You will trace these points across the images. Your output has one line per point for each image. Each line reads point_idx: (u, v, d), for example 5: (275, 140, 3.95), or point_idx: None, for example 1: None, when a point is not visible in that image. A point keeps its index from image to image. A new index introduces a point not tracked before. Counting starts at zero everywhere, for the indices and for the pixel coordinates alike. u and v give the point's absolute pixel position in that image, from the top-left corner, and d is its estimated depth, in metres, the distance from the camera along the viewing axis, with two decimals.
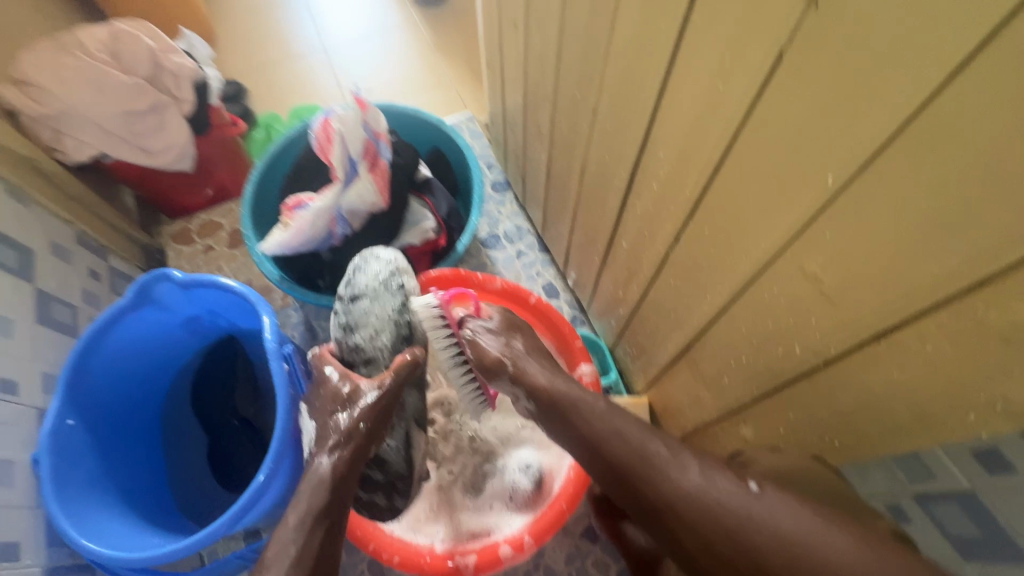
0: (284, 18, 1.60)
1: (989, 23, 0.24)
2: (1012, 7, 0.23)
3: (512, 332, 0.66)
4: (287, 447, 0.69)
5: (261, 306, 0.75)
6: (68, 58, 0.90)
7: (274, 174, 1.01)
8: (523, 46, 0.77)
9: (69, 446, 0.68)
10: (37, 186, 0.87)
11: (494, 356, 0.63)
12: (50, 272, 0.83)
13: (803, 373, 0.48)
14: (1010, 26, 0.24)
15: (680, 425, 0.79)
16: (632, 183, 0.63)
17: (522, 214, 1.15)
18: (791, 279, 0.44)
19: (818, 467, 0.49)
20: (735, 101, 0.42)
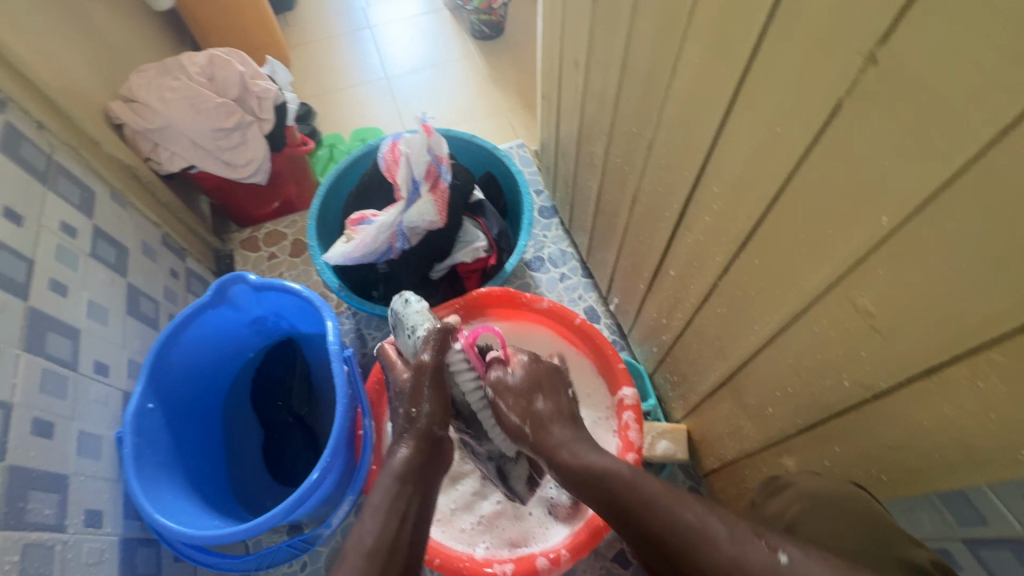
0: (353, 48, 1.72)
1: None
2: None
3: (533, 392, 0.69)
4: (341, 446, 0.73)
5: (324, 310, 0.81)
6: (171, 80, 1.01)
7: (339, 190, 1.09)
8: (582, 83, 0.82)
9: (148, 427, 0.74)
10: (135, 191, 0.97)
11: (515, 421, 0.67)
12: (139, 269, 0.92)
13: (850, 405, 0.49)
14: None
15: (719, 454, 0.80)
16: (683, 215, 0.66)
17: (567, 239, 1.19)
18: (841, 313, 0.46)
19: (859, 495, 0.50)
20: (792, 143, 0.45)
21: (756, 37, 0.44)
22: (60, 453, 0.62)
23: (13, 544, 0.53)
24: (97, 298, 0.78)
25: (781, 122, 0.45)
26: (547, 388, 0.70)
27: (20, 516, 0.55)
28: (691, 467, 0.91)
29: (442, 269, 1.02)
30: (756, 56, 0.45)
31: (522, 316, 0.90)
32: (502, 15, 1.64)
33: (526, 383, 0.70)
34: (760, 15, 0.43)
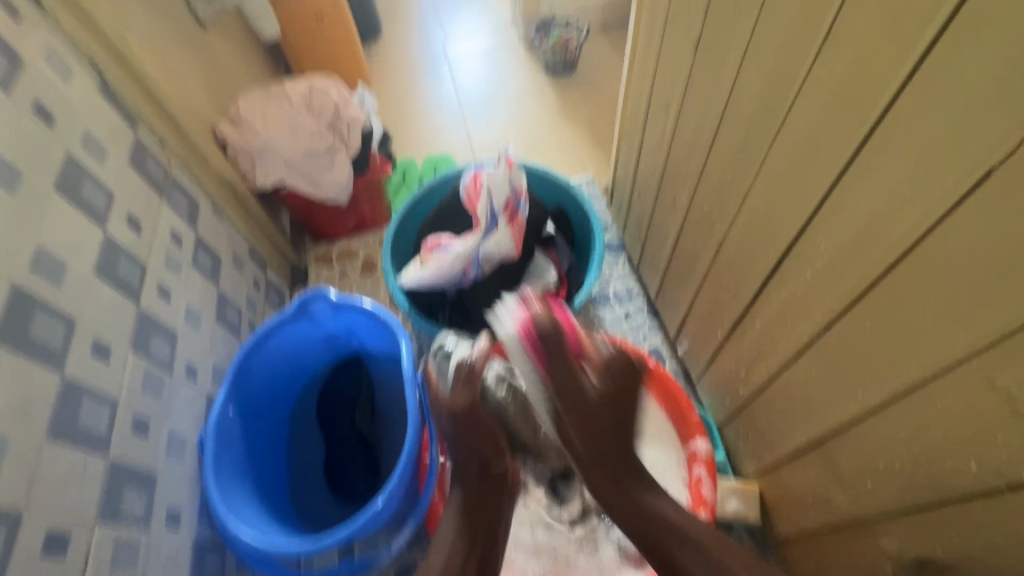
0: (430, 79, 1.80)
1: None
2: None
3: (614, 402, 0.66)
4: (405, 475, 0.73)
5: (400, 333, 0.83)
6: (274, 106, 1.09)
7: (414, 214, 1.12)
8: (671, 127, 0.82)
9: (228, 433, 0.77)
10: (232, 205, 1.04)
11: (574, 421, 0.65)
12: (229, 278, 0.98)
13: (977, 494, 0.46)
14: None
15: (797, 521, 0.75)
16: (779, 267, 0.64)
17: (634, 277, 1.18)
18: (975, 391, 0.43)
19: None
20: (925, 209, 0.43)
21: (889, 98, 0.43)
22: (151, 451, 0.66)
23: (107, 538, 0.56)
24: (194, 305, 0.83)
25: (912, 185, 0.43)
26: (618, 392, 0.67)
27: (116, 511, 0.58)
28: (760, 532, 0.86)
29: None
30: (887, 117, 0.44)
31: None
32: (577, 52, 1.68)
33: (601, 404, 0.66)
34: (897, 77, 0.42)
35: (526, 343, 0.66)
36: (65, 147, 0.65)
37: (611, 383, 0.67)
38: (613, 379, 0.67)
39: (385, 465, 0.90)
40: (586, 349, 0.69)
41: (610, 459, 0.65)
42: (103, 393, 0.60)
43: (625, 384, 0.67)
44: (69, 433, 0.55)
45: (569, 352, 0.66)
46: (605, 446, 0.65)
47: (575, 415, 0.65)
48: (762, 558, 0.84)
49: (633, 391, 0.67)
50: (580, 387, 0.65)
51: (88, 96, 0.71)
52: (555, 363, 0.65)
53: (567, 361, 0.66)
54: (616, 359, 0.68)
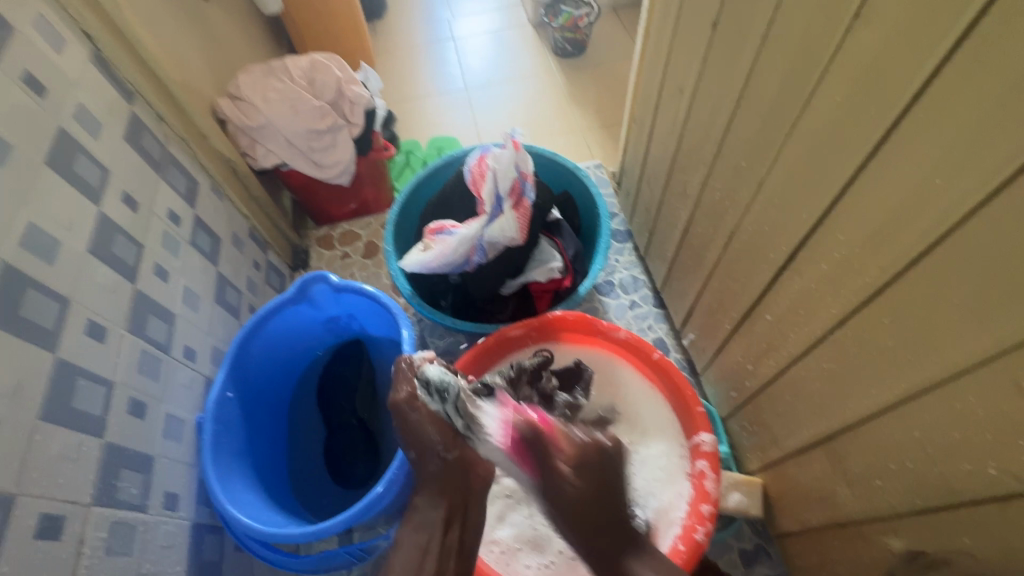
0: (435, 58, 1.76)
1: None
2: None
3: (562, 476, 0.57)
4: (404, 464, 0.72)
5: (401, 317, 0.81)
6: (275, 82, 1.06)
7: (418, 196, 1.10)
8: (684, 112, 0.80)
9: (226, 416, 0.76)
10: (231, 184, 1.02)
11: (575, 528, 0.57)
12: (228, 258, 0.96)
13: (993, 496, 0.44)
14: None
15: (800, 517, 0.74)
16: (794, 258, 0.62)
17: (639, 266, 1.16)
18: (999, 392, 0.41)
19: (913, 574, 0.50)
20: (954, 201, 0.40)
21: (920, 82, 0.40)
22: (148, 433, 0.65)
23: (103, 521, 0.55)
24: (192, 285, 0.82)
25: (942, 174, 0.41)
26: (609, 484, 0.58)
27: (111, 494, 0.57)
28: (760, 524, 0.86)
29: (515, 285, 1.00)
30: (918, 102, 0.41)
31: (594, 343, 0.87)
32: (587, 33, 1.64)
33: (575, 496, 0.57)
34: (931, 60, 0.39)
35: (511, 453, 0.62)
36: (57, 121, 0.62)
37: (588, 476, 0.58)
38: (590, 471, 0.58)
39: (384, 451, 0.89)
40: (561, 431, 0.62)
41: (586, 528, 0.57)
42: (97, 374, 0.59)
43: (603, 483, 0.58)
44: (63, 414, 0.53)
45: (548, 445, 0.59)
46: (594, 535, 0.57)
47: (562, 516, 0.58)
48: (762, 550, 0.85)
49: (612, 475, 0.59)
50: (559, 490, 0.57)
51: (82, 67, 0.69)
52: (538, 473, 0.59)
53: (546, 454, 0.59)
54: (592, 447, 0.59)
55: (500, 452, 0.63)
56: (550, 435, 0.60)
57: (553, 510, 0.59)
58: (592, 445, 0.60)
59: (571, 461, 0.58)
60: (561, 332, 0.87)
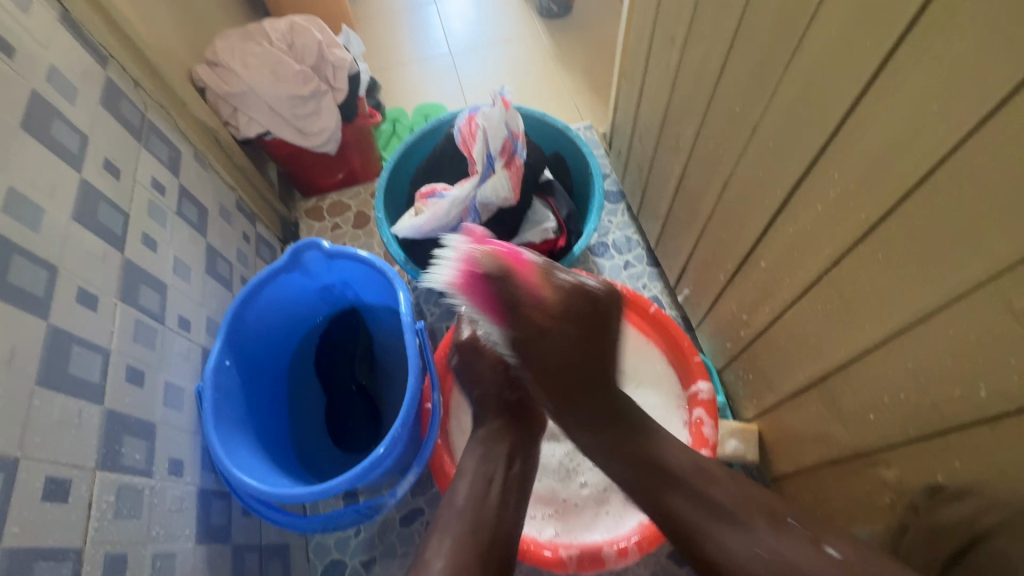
0: (418, 22, 1.71)
1: None
2: None
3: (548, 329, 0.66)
4: (407, 423, 0.73)
5: (396, 280, 0.81)
6: (254, 46, 1.02)
7: (407, 162, 1.08)
8: (676, 61, 0.78)
9: (225, 384, 0.76)
10: (214, 154, 0.99)
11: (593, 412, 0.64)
12: (217, 230, 0.94)
13: (983, 418, 0.45)
14: None
15: (795, 459, 0.77)
16: (788, 203, 0.62)
17: (633, 226, 1.16)
18: (990, 316, 0.42)
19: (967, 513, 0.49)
20: (948, 126, 0.40)
21: (916, 7, 0.40)
22: (148, 401, 0.65)
23: (109, 485, 0.56)
24: (182, 256, 0.81)
25: (938, 99, 0.40)
26: (580, 327, 0.66)
27: (115, 459, 0.57)
28: (756, 470, 0.89)
29: None
30: (913, 27, 0.41)
31: None
32: None
33: (559, 329, 0.66)
34: None
35: (469, 295, 0.65)
36: (28, 83, 0.60)
37: (570, 323, 0.66)
38: (574, 312, 0.67)
39: (386, 414, 0.90)
40: (541, 275, 0.67)
41: (569, 376, 0.66)
42: (92, 342, 0.58)
43: (585, 329, 0.66)
44: (60, 380, 0.53)
45: (519, 291, 0.65)
46: (575, 394, 0.65)
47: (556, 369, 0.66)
48: None
49: (602, 324, 0.68)
50: (534, 330, 0.65)
51: (49, 28, 0.66)
52: (506, 313, 0.65)
53: (519, 300, 0.65)
54: (578, 293, 0.67)
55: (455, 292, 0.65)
56: (524, 277, 0.65)
57: (538, 361, 0.66)
58: (581, 298, 0.67)
59: (551, 308, 0.66)
60: None
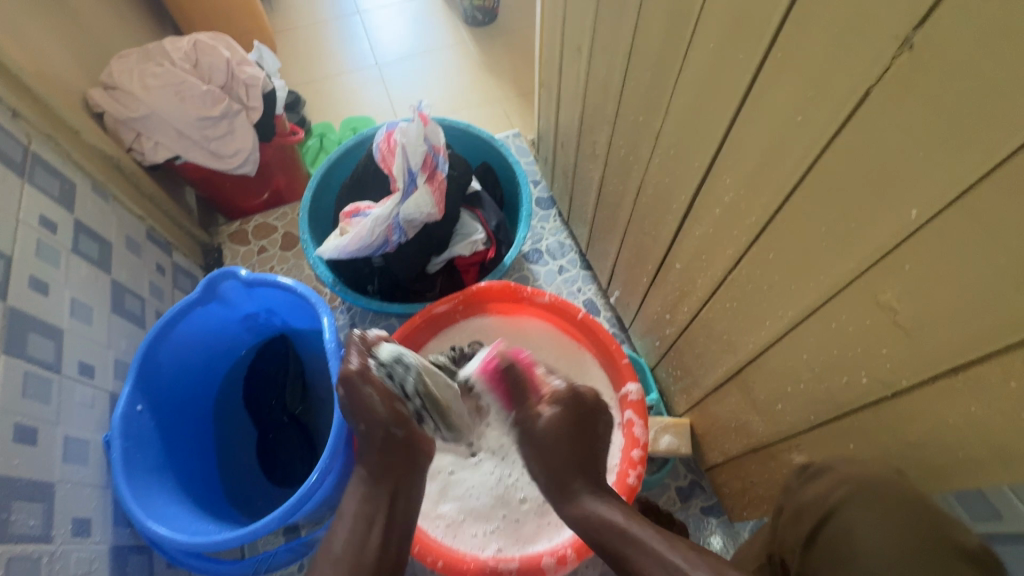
0: (342, 34, 1.67)
1: None
2: None
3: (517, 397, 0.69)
4: (341, 447, 0.72)
5: (320, 306, 0.78)
6: (154, 66, 0.97)
7: (331, 180, 1.05)
8: (585, 71, 0.79)
9: (137, 430, 0.72)
10: (116, 182, 0.93)
11: (543, 444, 0.62)
12: (124, 264, 0.89)
13: (868, 402, 0.49)
14: None
15: (723, 449, 0.80)
16: (693, 206, 0.64)
17: (565, 231, 1.17)
18: (863, 308, 0.45)
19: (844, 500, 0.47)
20: (815, 133, 0.43)
21: (778, 21, 0.42)
22: (44, 460, 0.60)
23: None
24: (80, 296, 0.75)
25: (804, 109, 0.43)
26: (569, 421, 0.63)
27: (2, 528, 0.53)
28: (692, 461, 0.92)
29: (440, 262, 0.99)
30: (778, 40, 0.43)
31: (522, 311, 0.88)
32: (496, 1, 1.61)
33: (554, 431, 0.63)
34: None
35: (490, 384, 0.74)
36: None
37: (564, 413, 0.64)
38: (569, 414, 0.64)
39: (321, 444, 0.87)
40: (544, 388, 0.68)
41: (552, 470, 0.61)
42: None
43: (578, 422, 0.63)
44: None
45: (529, 386, 0.69)
46: (567, 475, 0.60)
47: (534, 455, 0.63)
48: (695, 485, 0.91)
49: (589, 427, 0.64)
50: (533, 423, 0.64)
51: None
52: (517, 405, 0.69)
53: (526, 395, 0.68)
54: (569, 394, 0.65)
55: (480, 382, 0.75)
56: (531, 381, 0.69)
57: (525, 438, 0.64)
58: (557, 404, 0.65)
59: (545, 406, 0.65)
60: (487, 303, 0.87)
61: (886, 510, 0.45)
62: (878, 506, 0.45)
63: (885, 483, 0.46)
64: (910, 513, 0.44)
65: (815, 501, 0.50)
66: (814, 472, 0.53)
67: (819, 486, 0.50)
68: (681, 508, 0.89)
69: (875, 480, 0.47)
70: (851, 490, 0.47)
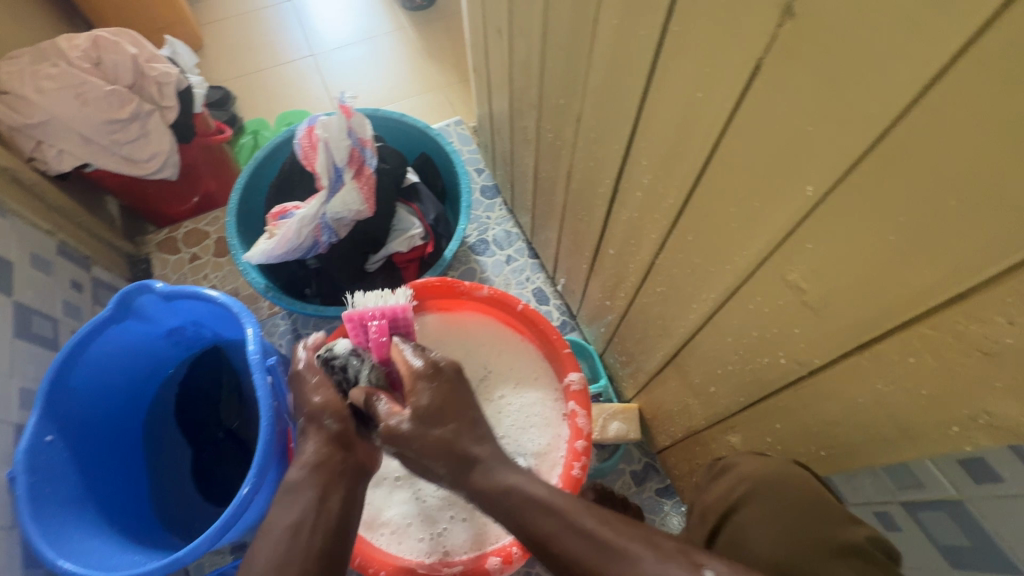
0: (272, 23, 1.59)
1: (955, 41, 0.24)
2: (975, 27, 0.23)
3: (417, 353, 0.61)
4: (270, 461, 0.67)
5: (244, 316, 0.74)
6: (48, 67, 0.88)
7: (259, 180, 0.99)
8: (508, 53, 0.76)
9: (47, 464, 0.67)
10: (15, 196, 0.86)
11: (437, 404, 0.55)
12: (29, 283, 0.82)
13: (789, 382, 0.48)
14: (975, 44, 0.24)
15: (670, 432, 0.79)
16: (617, 190, 0.62)
17: (511, 220, 1.15)
18: (775, 289, 0.43)
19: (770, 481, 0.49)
20: (715, 111, 0.41)
21: None
22: None
23: None
24: None
25: (702, 85, 0.41)
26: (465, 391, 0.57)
27: None
28: (645, 444, 0.92)
29: (378, 261, 0.95)
30: (673, 12, 0.41)
31: (462, 305, 0.86)
32: None
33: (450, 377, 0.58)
34: None
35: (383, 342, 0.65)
36: None
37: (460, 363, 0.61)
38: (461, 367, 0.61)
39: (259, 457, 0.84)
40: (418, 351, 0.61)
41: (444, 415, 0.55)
42: None
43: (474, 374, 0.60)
44: None
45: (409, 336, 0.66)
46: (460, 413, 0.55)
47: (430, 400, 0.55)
48: (649, 468, 0.91)
49: None
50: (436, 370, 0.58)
51: None
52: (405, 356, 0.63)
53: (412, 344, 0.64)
54: None
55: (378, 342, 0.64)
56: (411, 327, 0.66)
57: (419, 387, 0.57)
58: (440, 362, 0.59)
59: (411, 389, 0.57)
60: (424, 299, 0.84)
61: (781, 511, 0.48)
62: (771, 509, 0.48)
63: (786, 483, 0.49)
64: (797, 516, 0.47)
65: (717, 502, 0.52)
66: (720, 471, 0.55)
67: (722, 486, 0.53)
68: (636, 491, 0.89)
69: (774, 478, 0.49)
70: (752, 489, 0.50)
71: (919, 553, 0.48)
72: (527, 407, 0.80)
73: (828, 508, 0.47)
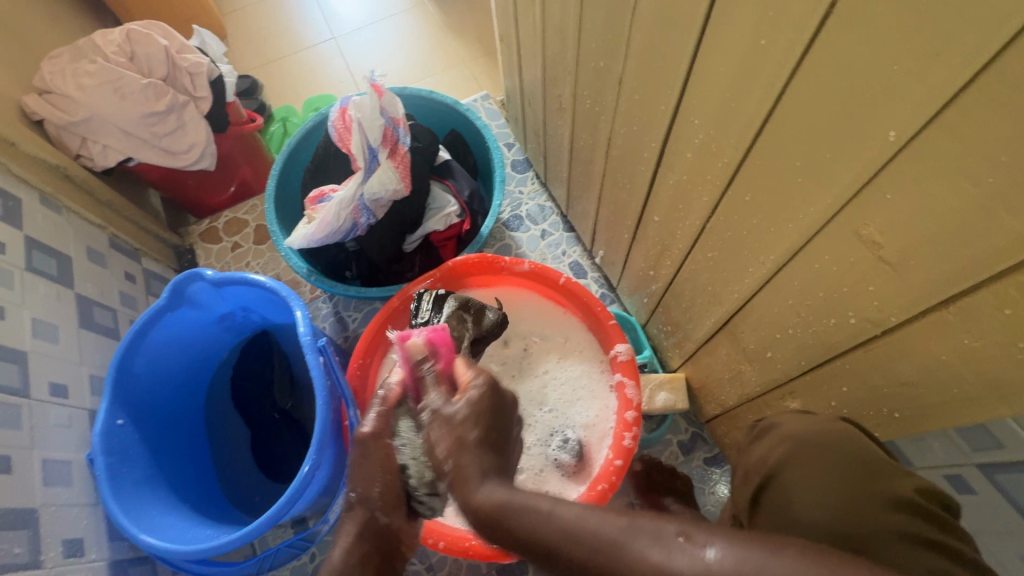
0: (292, 9, 1.58)
1: None
2: None
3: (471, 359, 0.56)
4: (328, 438, 0.69)
5: (293, 299, 0.75)
6: (85, 63, 0.90)
7: (294, 165, 1.00)
8: (540, 18, 0.73)
9: (121, 446, 0.71)
10: (67, 193, 0.89)
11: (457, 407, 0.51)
12: (87, 277, 0.86)
13: (859, 342, 0.46)
14: None
15: (720, 400, 0.78)
16: (663, 154, 0.60)
17: (544, 193, 1.13)
18: (846, 244, 0.41)
19: (828, 444, 0.48)
20: (778, 60, 0.39)
21: None
22: (23, 486, 0.61)
23: None
24: (42, 316, 0.73)
25: (762, 35, 0.39)
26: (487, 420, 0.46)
27: None
28: (692, 414, 0.91)
29: (416, 240, 0.96)
30: None
31: (503, 281, 0.86)
32: None
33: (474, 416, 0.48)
34: None
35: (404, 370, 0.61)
36: None
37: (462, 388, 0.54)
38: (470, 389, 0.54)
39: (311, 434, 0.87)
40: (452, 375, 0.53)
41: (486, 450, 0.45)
42: None
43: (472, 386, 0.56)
44: None
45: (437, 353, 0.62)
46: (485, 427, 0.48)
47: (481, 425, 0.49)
48: (697, 437, 0.90)
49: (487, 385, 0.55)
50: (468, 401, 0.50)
51: None
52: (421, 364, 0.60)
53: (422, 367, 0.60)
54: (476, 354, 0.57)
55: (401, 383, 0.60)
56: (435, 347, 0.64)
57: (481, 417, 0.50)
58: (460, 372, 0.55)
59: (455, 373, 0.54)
60: (465, 277, 0.84)
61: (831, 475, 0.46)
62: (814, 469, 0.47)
63: (826, 441, 0.48)
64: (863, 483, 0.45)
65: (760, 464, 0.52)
66: (758, 432, 0.55)
67: (762, 447, 0.52)
68: (684, 461, 0.89)
69: (820, 440, 0.48)
70: (792, 450, 0.49)
71: (997, 515, 0.46)
72: (576, 379, 0.80)
73: (884, 468, 0.46)
